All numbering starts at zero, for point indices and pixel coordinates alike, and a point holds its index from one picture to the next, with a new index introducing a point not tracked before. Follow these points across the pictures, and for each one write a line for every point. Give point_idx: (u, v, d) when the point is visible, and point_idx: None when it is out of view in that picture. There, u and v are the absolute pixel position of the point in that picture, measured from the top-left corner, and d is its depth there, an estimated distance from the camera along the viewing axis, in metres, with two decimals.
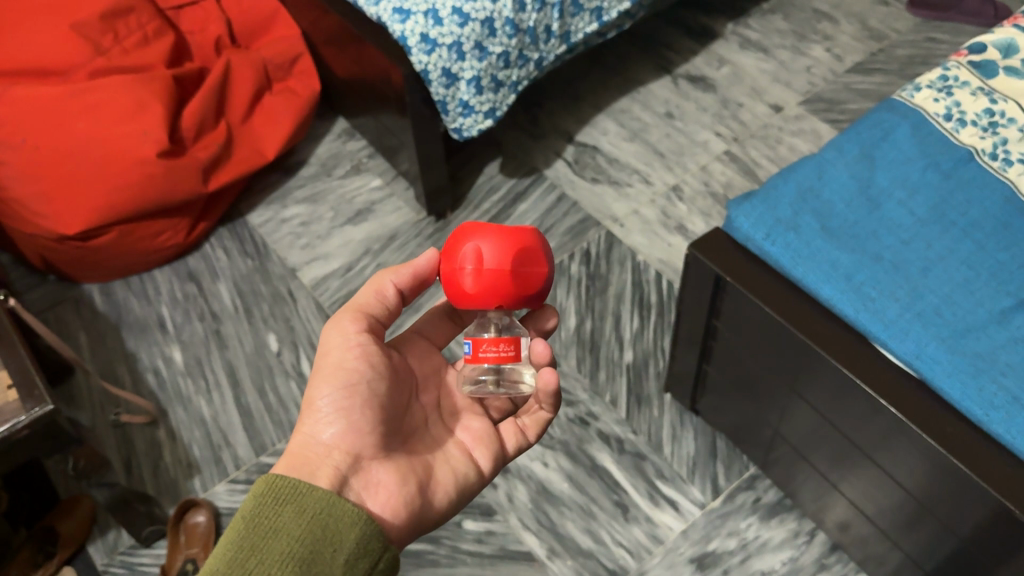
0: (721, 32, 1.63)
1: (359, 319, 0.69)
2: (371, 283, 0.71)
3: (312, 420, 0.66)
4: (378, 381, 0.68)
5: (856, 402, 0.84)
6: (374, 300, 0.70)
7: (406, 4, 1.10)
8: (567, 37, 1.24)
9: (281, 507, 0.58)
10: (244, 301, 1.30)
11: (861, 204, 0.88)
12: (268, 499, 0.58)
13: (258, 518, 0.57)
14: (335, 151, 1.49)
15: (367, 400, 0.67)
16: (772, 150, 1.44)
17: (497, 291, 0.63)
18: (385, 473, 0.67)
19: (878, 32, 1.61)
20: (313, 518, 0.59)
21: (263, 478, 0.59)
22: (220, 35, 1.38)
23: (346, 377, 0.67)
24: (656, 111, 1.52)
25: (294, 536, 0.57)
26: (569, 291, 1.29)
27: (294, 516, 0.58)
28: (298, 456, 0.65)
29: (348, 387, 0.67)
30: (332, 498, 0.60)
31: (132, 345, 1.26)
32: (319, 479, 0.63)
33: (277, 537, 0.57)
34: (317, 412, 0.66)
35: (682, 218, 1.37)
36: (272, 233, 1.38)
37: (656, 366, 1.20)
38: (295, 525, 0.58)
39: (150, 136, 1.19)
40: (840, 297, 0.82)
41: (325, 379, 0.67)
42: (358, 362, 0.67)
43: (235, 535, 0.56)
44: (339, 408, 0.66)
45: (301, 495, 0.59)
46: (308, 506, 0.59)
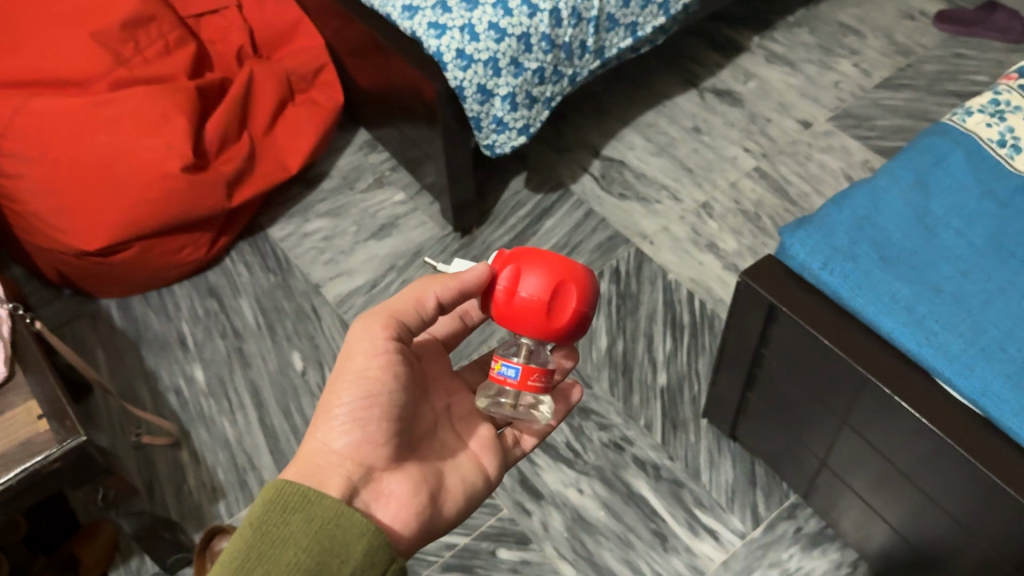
0: (746, 45, 1.61)
1: (390, 325, 0.66)
2: (413, 290, 0.67)
3: (327, 427, 0.64)
4: (398, 393, 0.66)
5: (889, 421, 0.83)
6: (411, 307, 0.67)
7: (442, 19, 1.07)
8: (601, 52, 1.21)
9: (289, 515, 0.57)
10: (267, 318, 1.27)
11: (917, 232, 0.86)
12: (276, 506, 0.58)
13: (265, 525, 0.57)
14: (356, 164, 1.46)
15: (386, 410, 0.65)
16: (802, 167, 1.42)
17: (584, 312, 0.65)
18: (395, 482, 0.66)
19: (906, 48, 1.59)
20: (321, 526, 0.58)
21: (271, 485, 0.59)
22: (242, 46, 1.35)
23: (368, 387, 0.64)
24: (683, 125, 1.49)
25: (301, 545, 0.56)
26: (599, 311, 1.26)
27: (301, 524, 0.57)
28: (309, 463, 0.64)
29: (367, 396, 0.64)
30: (341, 508, 0.59)
31: (152, 362, 1.23)
32: (331, 488, 0.62)
33: (284, 546, 0.56)
34: (333, 419, 0.64)
35: (712, 236, 1.34)
36: (294, 247, 1.35)
37: (692, 389, 1.17)
38: (302, 534, 0.57)
39: (173, 150, 1.16)
40: (899, 327, 0.80)
41: (346, 387, 0.64)
42: (380, 370, 0.65)
43: (242, 542, 0.56)
44: (356, 418, 0.64)
45: (309, 503, 0.58)
46: (316, 514, 0.58)
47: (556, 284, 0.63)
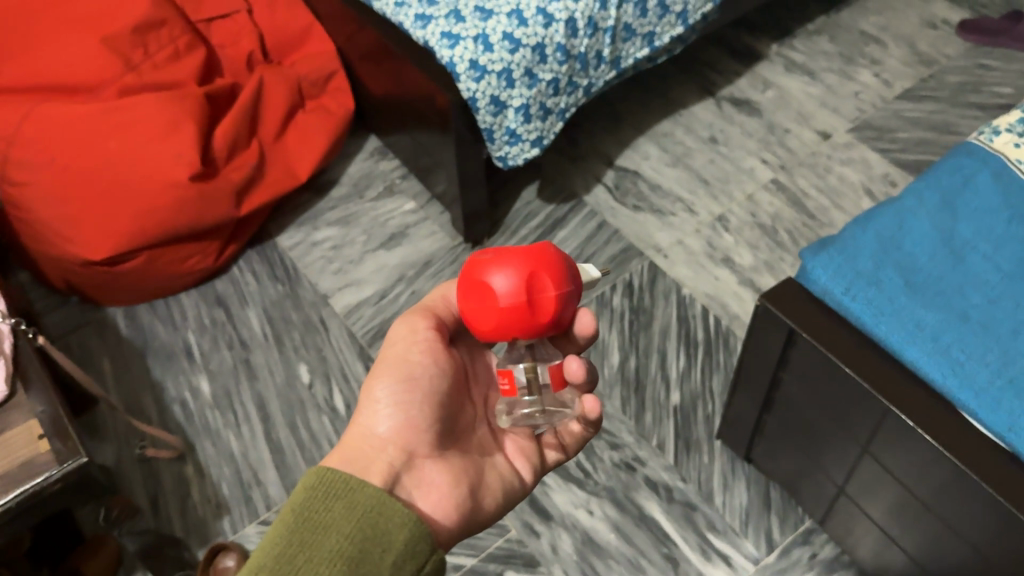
0: (765, 53, 1.58)
1: (428, 316, 0.70)
2: (440, 288, 0.74)
3: (371, 412, 0.66)
4: (440, 378, 0.68)
5: (909, 450, 0.81)
6: (440, 303, 0.73)
7: (456, 29, 1.05)
8: (617, 62, 1.19)
9: (331, 502, 0.55)
10: (275, 329, 1.25)
11: (942, 257, 0.83)
12: (319, 492, 0.56)
13: (307, 511, 0.55)
14: (366, 172, 1.45)
15: (426, 396, 0.67)
16: (821, 180, 1.39)
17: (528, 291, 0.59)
18: (437, 471, 0.66)
19: (928, 57, 1.56)
20: (363, 515, 0.56)
21: (314, 471, 0.57)
22: (252, 51, 1.34)
23: (409, 372, 0.67)
24: (699, 135, 1.46)
25: (342, 533, 0.54)
26: (611, 326, 1.24)
27: (343, 512, 0.55)
28: (353, 449, 0.64)
29: (409, 380, 0.67)
30: (383, 496, 0.57)
31: (159, 373, 1.21)
32: (373, 473, 0.62)
33: (325, 533, 0.54)
34: (376, 405, 0.66)
35: (728, 250, 1.32)
36: (303, 256, 1.33)
37: (706, 409, 1.15)
38: (344, 521, 0.55)
39: (183, 159, 1.14)
40: (922, 356, 0.78)
41: (388, 371, 0.67)
42: (422, 356, 0.68)
43: (283, 527, 0.54)
44: (398, 402, 0.66)
45: (352, 490, 0.56)
46: (358, 501, 0.56)
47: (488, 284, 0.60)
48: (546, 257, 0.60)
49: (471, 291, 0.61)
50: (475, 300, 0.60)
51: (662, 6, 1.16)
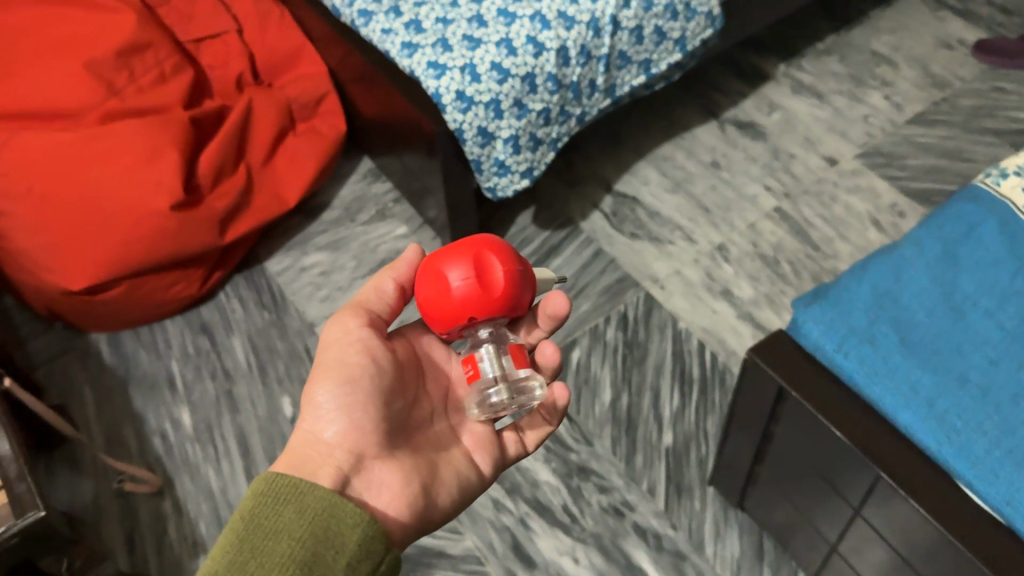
0: (772, 73, 1.53)
1: (361, 314, 0.70)
2: (372, 280, 0.72)
3: (314, 418, 0.66)
4: (381, 376, 0.68)
5: (896, 515, 0.77)
6: (374, 297, 0.72)
7: (442, 58, 1.02)
8: (612, 90, 1.15)
9: (282, 506, 0.58)
10: (259, 358, 1.22)
11: (939, 312, 0.79)
12: (269, 499, 0.58)
13: (258, 518, 0.57)
14: (359, 195, 1.41)
15: (370, 397, 0.67)
16: (827, 209, 1.34)
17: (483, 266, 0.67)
18: (387, 471, 0.66)
19: (942, 79, 1.50)
20: (314, 518, 0.58)
21: (262, 478, 0.59)
22: (242, 72, 1.31)
23: (348, 374, 0.67)
24: (701, 159, 1.42)
25: (294, 536, 0.56)
26: (604, 361, 1.20)
27: (293, 516, 0.57)
28: (301, 456, 0.65)
29: (347, 381, 0.66)
30: (333, 498, 0.59)
31: (140, 404, 1.19)
32: (321, 478, 0.63)
33: (277, 538, 0.56)
34: (318, 411, 0.66)
35: (727, 282, 1.27)
36: (291, 282, 1.31)
37: (699, 451, 1.11)
38: (295, 524, 0.57)
39: (164, 187, 1.12)
40: (917, 422, 0.73)
41: (327, 376, 0.67)
42: (358, 356, 0.68)
43: (235, 534, 0.56)
44: (340, 405, 0.66)
45: (301, 494, 0.59)
46: (308, 505, 0.58)
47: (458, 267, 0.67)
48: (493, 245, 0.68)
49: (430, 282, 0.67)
50: (433, 289, 0.67)
51: (658, 33, 1.11)
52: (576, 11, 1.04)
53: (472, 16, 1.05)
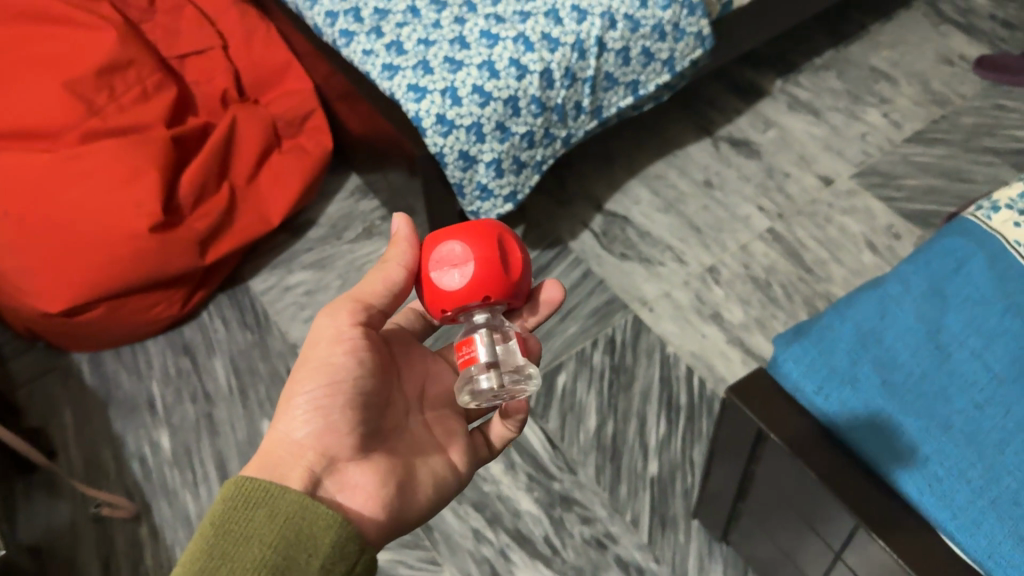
0: (768, 89, 1.51)
1: (355, 311, 0.66)
2: (377, 272, 0.67)
3: (289, 417, 0.63)
4: (364, 379, 0.65)
5: (873, 562, 0.74)
6: (378, 290, 0.67)
7: (423, 81, 1.00)
8: (598, 112, 1.13)
9: (252, 511, 0.55)
10: (240, 381, 1.21)
11: (924, 351, 0.76)
12: (238, 503, 0.56)
13: (227, 523, 0.55)
14: (346, 212, 1.40)
15: (349, 400, 0.64)
16: (821, 231, 1.31)
17: (494, 247, 0.66)
18: (361, 473, 0.64)
19: (942, 96, 1.47)
20: (286, 522, 0.56)
21: (233, 481, 0.57)
22: (227, 89, 1.29)
23: (331, 374, 0.64)
24: (693, 178, 1.40)
25: (264, 541, 0.54)
26: (589, 387, 1.18)
27: (265, 520, 0.55)
28: (272, 456, 0.63)
29: (330, 383, 0.64)
30: (305, 502, 0.57)
31: (120, 427, 1.18)
32: (292, 480, 0.60)
33: (246, 544, 0.54)
34: (294, 409, 0.63)
35: (718, 305, 1.25)
36: (275, 302, 1.29)
37: (685, 481, 1.08)
38: (266, 530, 0.55)
39: (143, 208, 1.10)
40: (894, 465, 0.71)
41: (309, 374, 0.64)
42: (345, 358, 0.65)
43: (204, 540, 0.54)
44: (317, 406, 0.63)
45: (272, 498, 0.56)
46: (280, 509, 0.56)
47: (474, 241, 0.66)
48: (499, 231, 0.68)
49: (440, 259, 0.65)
50: (449, 264, 0.65)
51: (646, 54, 1.09)
52: (561, 33, 1.03)
53: (454, 37, 1.03)
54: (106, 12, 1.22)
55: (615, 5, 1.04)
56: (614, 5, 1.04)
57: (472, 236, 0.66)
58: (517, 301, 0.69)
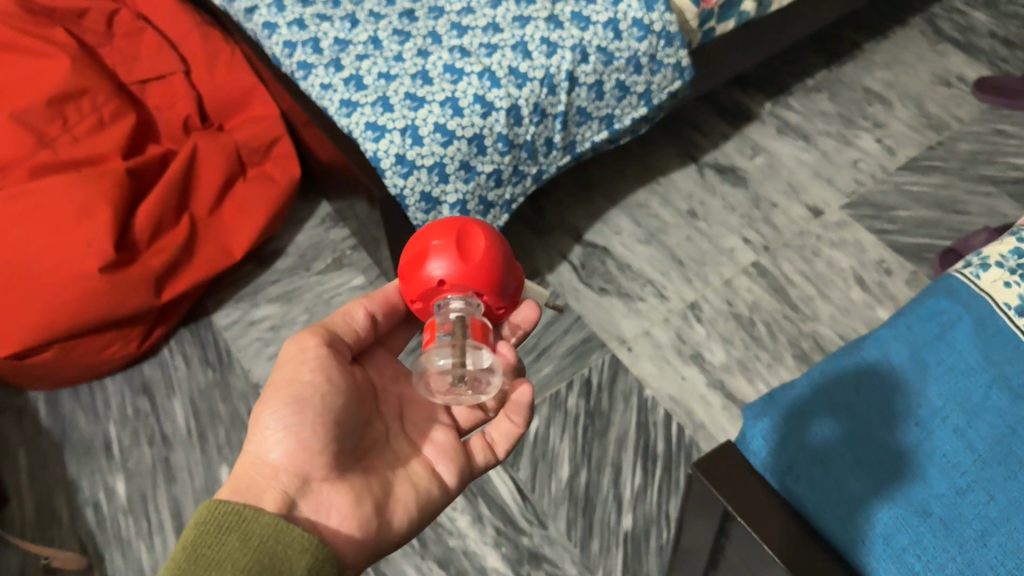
0: (757, 112, 1.45)
1: (322, 332, 0.61)
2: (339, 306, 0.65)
3: (258, 439, 0.57)
4: (336, 396, 0.59)
5: None
6: (341, 322, 0.64)
7: (381, 119, 0.94)
8: (571, 147, 1.09)
9: (224, 536, 0.49)
10: (199, 423, 1.17)
11: (889, 424, 0.66)
12: (211, 526, 0.49)
13: (198, 548, 0.48)
14: (316, 241, 1.35)
15: (322, 415, 0.58)
16: (808, 265, 1.26)
17: (465, 230, 0.59)
18: (337, 493, 0.57)
19: (938, 120, 1.41)
20: (263, 546, 0.50)
21: (203, 506, 0.50)
22: (188, 115, 1.24)
23: (299, 391, 0.58)
24: (677, 207, 1.34)
25: (238, 567, 0.48)
26: (563, 433, 1.11)
27: (238, 546, 0.49)
28: (239, 482, 0.55)
29: (299, 400, 0.57)
30: (280, 524, 0.51)
31: (75, 470, 1.14)
32: (266, 504, 0.54)
33: (220, 570, 0.47)
34: (264, 430, 0.57)
35: (699, 344, 1.19)
36: (238, 338, 1.25)
37: (660, 537, 1.03)
38: (240, 555, 0.48)
39: (93, 248, 1.05)
40: (864, 554, 0.61)
41: (276, 395, 0.58)
42: (314, 376, 0.59)
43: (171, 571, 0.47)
44: (288, 425, 0.57)
45: (246, 522, 0.50)
46: (254, 534, 0.50)
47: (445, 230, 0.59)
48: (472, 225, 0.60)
49: (411, 256, 0.59)
50: (419, 255, 0.58)
51: (621, 87, 1.06)
52: (529, 67, 0.98)
53: (416, 71, 0.97)
54: (61, 38, 1.17)
55: (587, 37, 1.00)
56: (586, 37, 1.00)
57: (441, 227, 0.59)
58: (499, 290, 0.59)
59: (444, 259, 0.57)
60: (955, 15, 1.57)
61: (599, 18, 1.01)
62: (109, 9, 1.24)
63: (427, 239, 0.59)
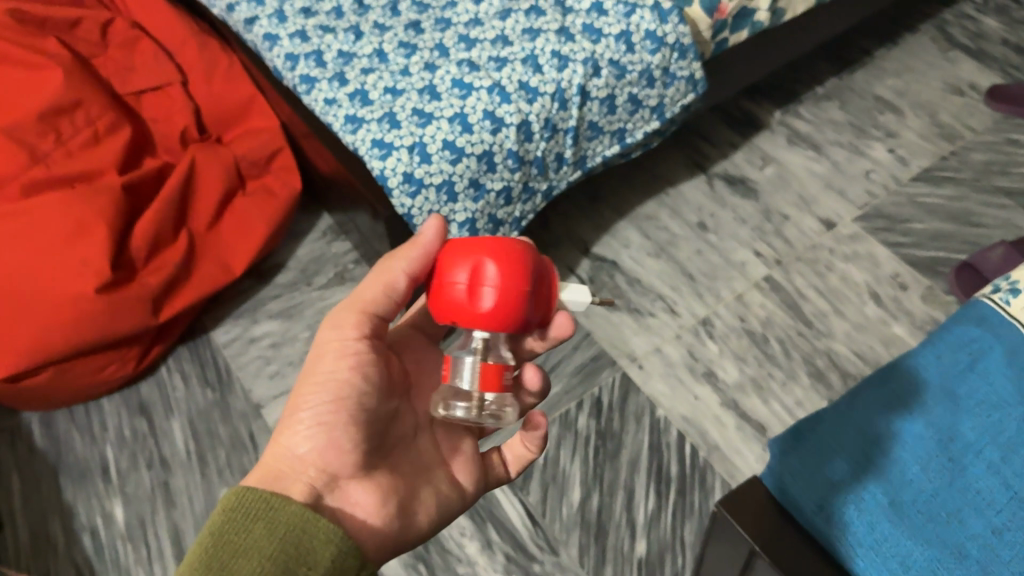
0: (767, 121, 1.42)
1: (361, 321, 0.57)
2: (380, 274, 0.57)
3: (289, 431, 0.55)
4: (371, 398, 0.57)
5: None
6: (382, 295, 0.57)
7: (388, 136, 0.91)
8: (582, 162, 1.06)
9: (250, 523, 0.49)
10: (199, 445, 1.14)
11: (920, 460, 0.62)
12: (238, 513, 0.49)
13: (226, 535, 0.48)
14: (317, 254, 1.32)
15: (356, 417, 0.56)
16: (821, 279, 1.23)
17: (479, 258, 0.51)
18: (363, 490, 0.56)
19: (950, 130, 1.39)
20: (288, 535, 0.49)
21: (231, 492, 0.50)
22: (187, 128, 1.21)
23: (335, 389, 0.55)
24: (686, 220, 1.31)
25: (263, 555, 0.48)
26: (574, 455, 1.09)
27: (264, 534, 0.49)
28: (267, 470, 0.55)
29: (338, 396, 0.55)
30: (307, 514, 0.51)
31: (70, 495, 1.10)
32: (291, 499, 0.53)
33: (245, 558, 0.47)
34: (297, 423, 0.55)
35: (712, 362, 1.16)
36: (238, 356, 1.21)
37: (674, 563, 1.01)
38: (266, 543, 0.48)
39: (90, 267, 1.02)
40: None
41: (311, 388, 0.56)
42: (350, 374, 0.56)
43: (199, 554, 0.47)
44: (321, 423, 0.55)
45: (273, 510, 0.50)
46: (280, 522, 0.50)
47: (465, 253, 0.52)
48: (502, 244, 0.52)
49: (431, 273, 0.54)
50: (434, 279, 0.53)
51: (633, 101, 1.03)
52: (540, 82, 0.95)
53: (424, 86, 0.94)
54: (54, 49, 1.13)
55: (599, 50, 0.97)
56: (598, 51, 0.97)
57: (461, 248, 0.52)
58: (525, 325, 0.52)
59: (449, 292, 0.52)
60: (965, 21, 1.55)
61: (611, 30, 0.98)
62: (104, 19, 1.20)
63: (445, 259, 0.53)
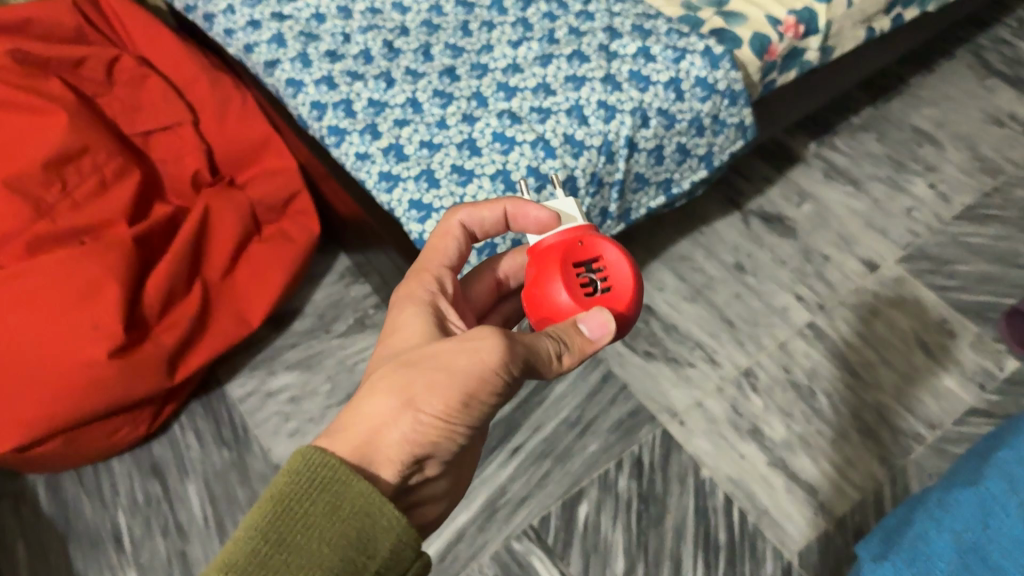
0: (802, 154, 1.36)
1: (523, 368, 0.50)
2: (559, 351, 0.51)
3: (404, 425, 0.49)
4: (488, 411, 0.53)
5: None
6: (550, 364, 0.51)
7: (427, 197, 0.85)
8: (626, 214, 1.01)
9: (316, 496, 0.44)
10: (217, 510, 1.08)
11: None
12: (304, 481, 0.44)
13: (289, 506, 0.43)
14: (335, 298, 1.25)
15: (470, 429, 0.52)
16: (866, 326, 1.18)
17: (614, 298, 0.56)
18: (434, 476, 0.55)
19: (992, 163, 1.34)
20: (350, 516, 0.44)
21: (301, 455, 0.45)
22: (199, 169, 1.14)
23: (470, 407, 0.50)
24: (723, 261, 1.25)
25: (325, 538, 0.43)
26: (615, 521, 1.03)
27: (328, 513, 0.44)
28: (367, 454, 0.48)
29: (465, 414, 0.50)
30: (377, 496, 0.45)
31: (81, 566, 1.04)
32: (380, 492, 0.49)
33: (307, 534, 0.43)
34: (418, 420, 0.49)
35: (757, 418, 1.11)
36: (255, 411, 1.15)
37: None
38: (329, 521, 0.43)
39: (101, 330, 0.95)
40: None
41: (449, 400, 0.49)
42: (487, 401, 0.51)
43: (261, 518, 0.43)
44: (443, 430, 0.50)
45: (341, 485, 0.44)
46: (346, 500, 0.44)
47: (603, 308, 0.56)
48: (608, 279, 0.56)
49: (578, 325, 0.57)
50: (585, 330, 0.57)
51: (681, 150, 0.97)
52: (586, 134, 0.89)
53: (463, 140, 0.88)
54: (57, 90, 1.06)
55: (647, 98, 0.91)
56: (646, 100, 0.91)
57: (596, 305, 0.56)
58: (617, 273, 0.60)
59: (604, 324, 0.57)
60: (1002, 46, 1.50)
61: (660, 77, 0.91)
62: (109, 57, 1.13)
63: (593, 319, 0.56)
